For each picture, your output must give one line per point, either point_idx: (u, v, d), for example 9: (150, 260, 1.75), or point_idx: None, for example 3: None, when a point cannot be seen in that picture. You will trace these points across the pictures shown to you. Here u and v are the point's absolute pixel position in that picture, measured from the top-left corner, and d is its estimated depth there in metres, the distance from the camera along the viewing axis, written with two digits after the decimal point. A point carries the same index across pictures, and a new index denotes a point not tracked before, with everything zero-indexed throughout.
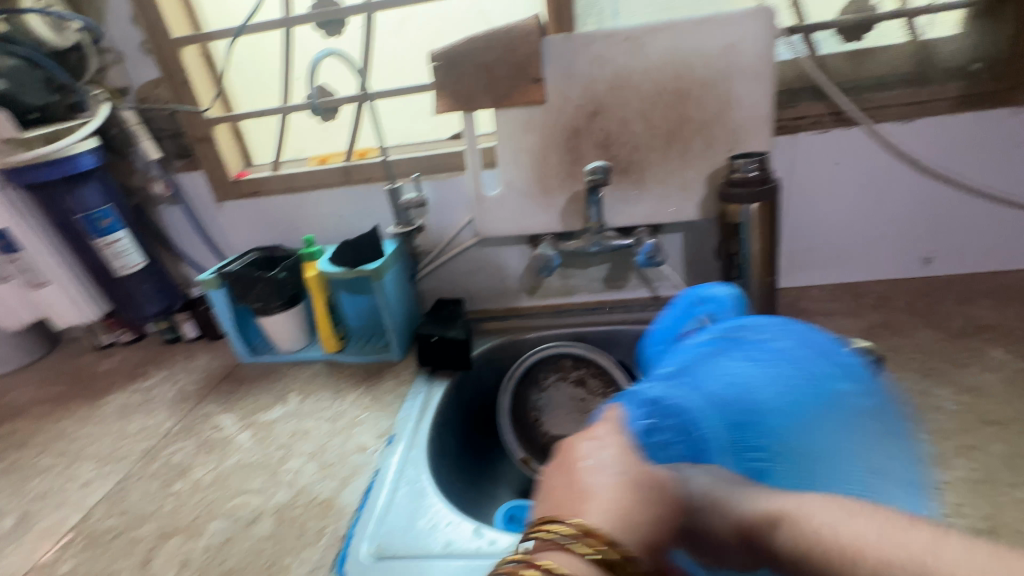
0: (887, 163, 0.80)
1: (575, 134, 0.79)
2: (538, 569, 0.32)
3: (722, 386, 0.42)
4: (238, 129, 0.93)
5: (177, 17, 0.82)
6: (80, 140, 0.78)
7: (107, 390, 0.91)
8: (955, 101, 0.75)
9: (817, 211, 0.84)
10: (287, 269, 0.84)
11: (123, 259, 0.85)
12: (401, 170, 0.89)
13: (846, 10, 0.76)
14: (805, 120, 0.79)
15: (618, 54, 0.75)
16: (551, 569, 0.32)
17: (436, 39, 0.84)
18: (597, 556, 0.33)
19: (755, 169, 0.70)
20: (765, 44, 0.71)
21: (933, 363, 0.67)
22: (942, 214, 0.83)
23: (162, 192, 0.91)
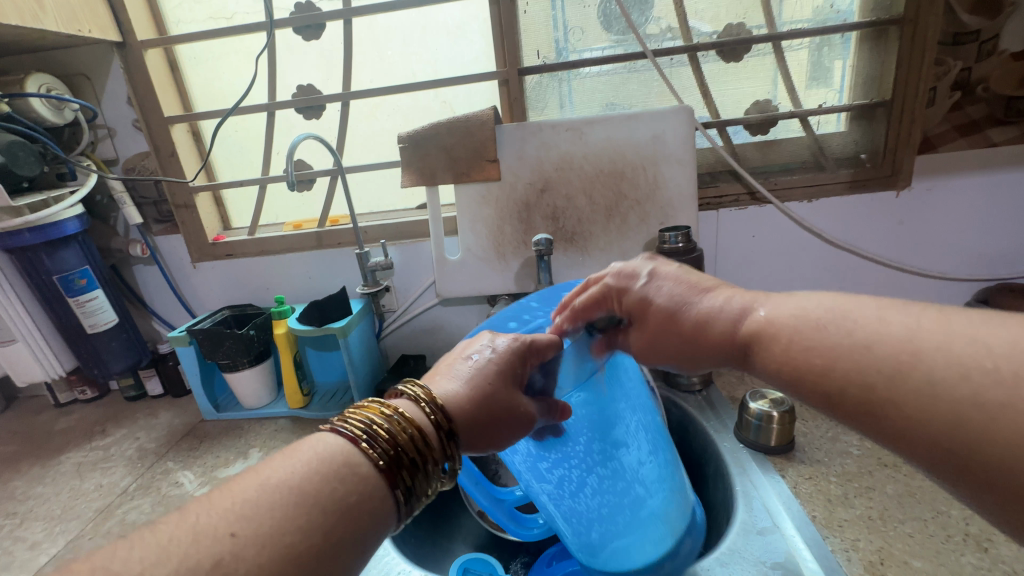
0: (798, 235, 0.92)
1: (526, 207, 0.89)
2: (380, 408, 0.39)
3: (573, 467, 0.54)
4: (219, 197, 1.00)
5: (170, 100, 0.92)
6: (66, 207, 0.83)
7: (62, 449, 0.90)
8: (847, 185, 0.89)
9: (743, 275, 0.95)
10: (257, 327, 0.88)
11: (94, 317, 0.88)
12: (370, 237, 0.97)
13: (751, 109, 0.90)
14: (727, 198, 0.92)
15: (562, 142, 0.86)
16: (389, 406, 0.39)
17: (404, 124, 0.95)
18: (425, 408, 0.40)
19: (681, 240, 0.80)
20: (685, 136, 0.84)
21: None
22: (848, 279, 0.94)
23: (139, 254, 0.96)
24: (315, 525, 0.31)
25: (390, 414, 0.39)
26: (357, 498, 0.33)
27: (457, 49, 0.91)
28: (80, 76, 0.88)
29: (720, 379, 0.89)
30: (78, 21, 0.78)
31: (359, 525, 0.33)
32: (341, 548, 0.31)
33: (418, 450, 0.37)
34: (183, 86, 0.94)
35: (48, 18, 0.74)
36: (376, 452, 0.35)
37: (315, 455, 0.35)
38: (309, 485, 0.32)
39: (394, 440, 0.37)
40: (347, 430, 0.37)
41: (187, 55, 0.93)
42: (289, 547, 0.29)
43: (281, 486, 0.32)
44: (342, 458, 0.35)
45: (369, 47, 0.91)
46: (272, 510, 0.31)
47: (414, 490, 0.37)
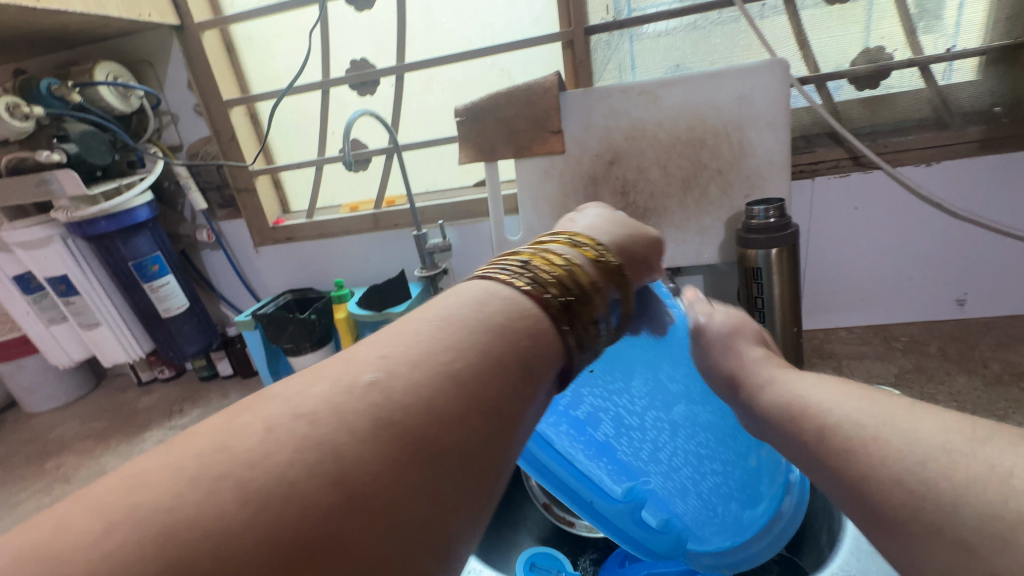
0: (911, 205, 0.79)
1: (594, 182, 0.82)
2: (546, 255, 0.35)
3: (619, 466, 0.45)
4: (278, 180, 1.00)
5: (228, 82, 0.91)
6: (137, 194, 0.85)
7: (145, 426, 0.95)
8: (978, 144, 0.76)
9: (839, 252, 0.85)
10: (318, 311, 0.88)
11: (168, 302, 0.91)
12: (427, 218, 0.93)
13: (860, 59, 0.78)
14: (825, 164, 0.81)
15: (634, 107, 0.78)
16: (556, 254, 0.35)
17: (460, 97, 0.90)
18: (588, 251, 0.37)
19: (773, 215, 0.70)
20: (778, 94, 0.73)
21: (968, 414, 0.64)
22: (971, 256, 0.81)
23: (205, 240, 0.98)
24: (498, 374, 0.27)
25: (557, 259, 0.35)
26: (531, 339, 0.29)
27: (515, 11, 0.84)
28: (143, 62, 0.89)
29: (814, 371, 0.79)
30: (138, 5, 0.78)
31: (538, 377, 0.29)
32: (525, 400, 0.28)
33: (589, 291, 0.34)
34: (240, 68, 0.93)
35: (110, 3, 0.74)
36: (551, 295, 0.32)
37: (471, 302, 0.30)
38: (474, 332, 0.28)
39: (564, 281, 0.33)
40: (513, 282, 0.32)
41: (242, 36, 0.92)
42: (473, 393, 0.25)
43: (444, 331, 0.28)
44: (510, 304, 0.31)
45: (422, 15, 0.86)
46: (446, 357, 0.26)
47: (590, 334, 0.33)
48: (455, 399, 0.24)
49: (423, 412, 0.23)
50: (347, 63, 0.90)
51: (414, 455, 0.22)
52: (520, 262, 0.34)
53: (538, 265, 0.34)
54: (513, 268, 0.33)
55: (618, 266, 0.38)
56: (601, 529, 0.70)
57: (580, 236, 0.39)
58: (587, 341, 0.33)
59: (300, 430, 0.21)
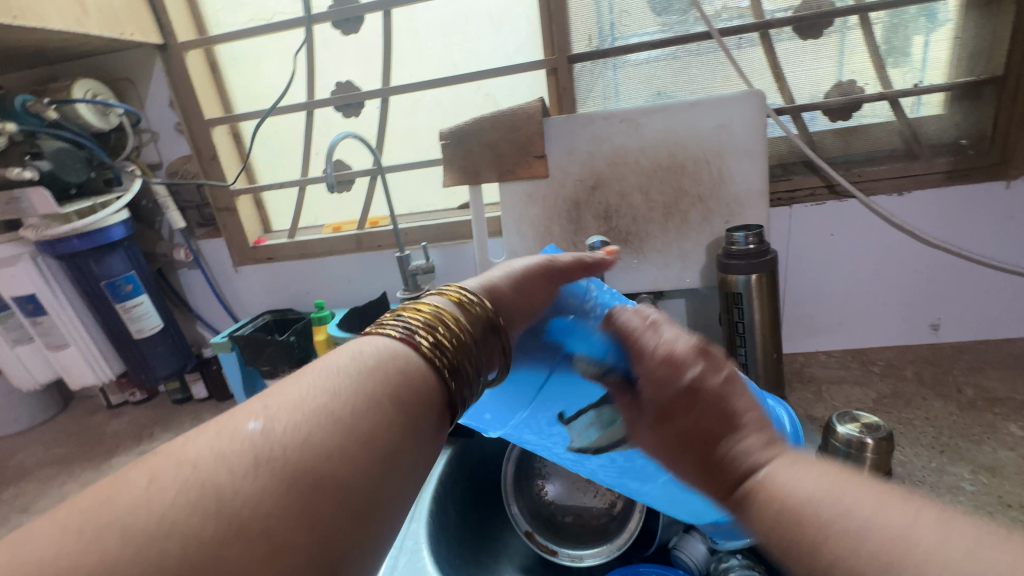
0: (885, 233, 0.82)
1: (576, 206, 0.83)
2: (425, 307, 0.36)
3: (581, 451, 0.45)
4: (260, 200, 0.99)
5: (211, 101, 0.91)
6: (113, 212, 0.83)
7: (112, 452, 0.91)
8: (945, 175, 0.78)
9: (817, 277, 0.86)
10: (297, 333, 0.86)
11: (141, 323, 0.88)
12: (411, 239, 0.93)
13: (833, 92, 0.80)
14: (801, 192, 0.82)
15: (616, 133, 0.79)
16: (434, 308, 0.36)
17: (445, 121, 0.91)
18: (467, 304, 0.38)
19: (752, 241, 0.71)
20: (755, 123, 0.75)
21: (944, 440, 0.65)
22: (943, 282, 0.83)
23: (183, 259, 0.96)
24: (374, 412, 0.28)
25: (426, 305, 0.36)
26: (410, 383, 0.31)
27: (501, 38, 0.85)
28: (124, 80, 0.88)
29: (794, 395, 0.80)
30: (121, 24, 0.77)
31: (419, 411, 0.30)
32: (408, 432, 0.29)
33: (463, 335, 0.36)
34: (224, 88, 0.93)
35: (92, 22, 0.74)
36: (422, 340, 0.33)
37: (353, 350, 0.32)
38: (359, 375, 0.30)
39: (438, 327, 0.35)
40: (385, 328, 0.34)
41: (227, 56, 0.91)
42: (350, 430, 0.26)
43: (330, 380, 0.29)
44: (386, 354, 0.32)
45: (410, 39, 0.87)
46: (320, 400, 0.27)
47: (467, 374, 0.34)
48: (339, 430, 0.26)
49: (302, 447, 0.25)
50: (332, 85, 0.90)
51: (293, 480, 0.24)
52: (402, 318, 0.35)
53: (416, 319, 0.35)
54: (393, 324, 0.34)
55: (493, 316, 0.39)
56: (584, 558, 0.66)
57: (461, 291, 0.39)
58: (463, 375, 0.34)
59: (199, 498, 0.22)
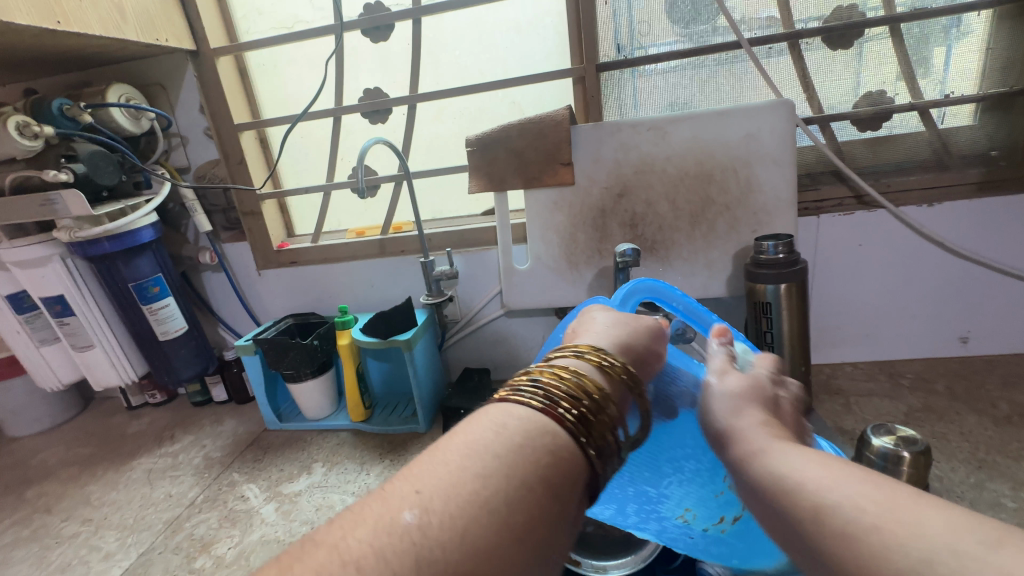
0: (914, 244, 0.81)
1: (602, 214, 0.83)
2: (560, 370, 0.35)
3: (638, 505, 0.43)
4: (284, 204, 1.00)
5: (240, 106, 0.92)
6: (142, 215, 0.84)
7: (134, 453, 0.91)
8: (975, 186, 0.78)
9: (844, 287, 0.85)
10: (321, 336, 0.86)
11: (166, 324, 0.89)
12: (434, 245, 0.93)
13: (861, 102, 0.80)
14: (828, 202, 0.82)
15: (643, 142, 0.79)
16: (572, 371, 0.35)
17: (470, 128, 0.91)
18: (602, 362, 0.37)
19: (781, 251, 0.71)
20: (785, 133, 0.75)
21: (981, 455, 0.64)
22: (973, 295, 0.82)
23: (208, 262, 0.96)
24: (524, 497, 0.27)
25: (562, 369, 0.35)
26: (560, 465, 0.29)
27: (528, 46, 0.86)
28: (156, 85, 0.89)
29: (822, 407, 0.79)
30: (156, 30, 0.79)
31: (565, 495, 0.29)
32: (554, 519, 0.28)
33: (603, 403, 0.34)
34: (253, 93, 0.94)
35: (130, 27, 0.75)
36: (563, 411, 0.32)
37: (495, 425, 0.30)
38: (507, 456, 0.28)
39: (577, 396, 0.33)
40: (522, 397, 0.33)
41: (256, 62, 0.93)
42: (503, 522, 0.25)
43: (475, 457, 0.28)
44: (527, 424, 0.30)
45: (437, 48, 0.88)
46: (471, 487, 0.26)
47: (609, 448, 0.32)
48: (492, 520, 0.25)
49: (461, 549, 0.24)
50: (360, 92, 0.91)
51: None
52: (539, 381, 0.34)
53: (556, 383, 0.34)
54: (529, 389, 0.33)
55: (629, 372, 0.37)
56: (610, 569, 0.64)
57: (591, 348, 0.38)
58: (606, 449, 0.32)
59: None
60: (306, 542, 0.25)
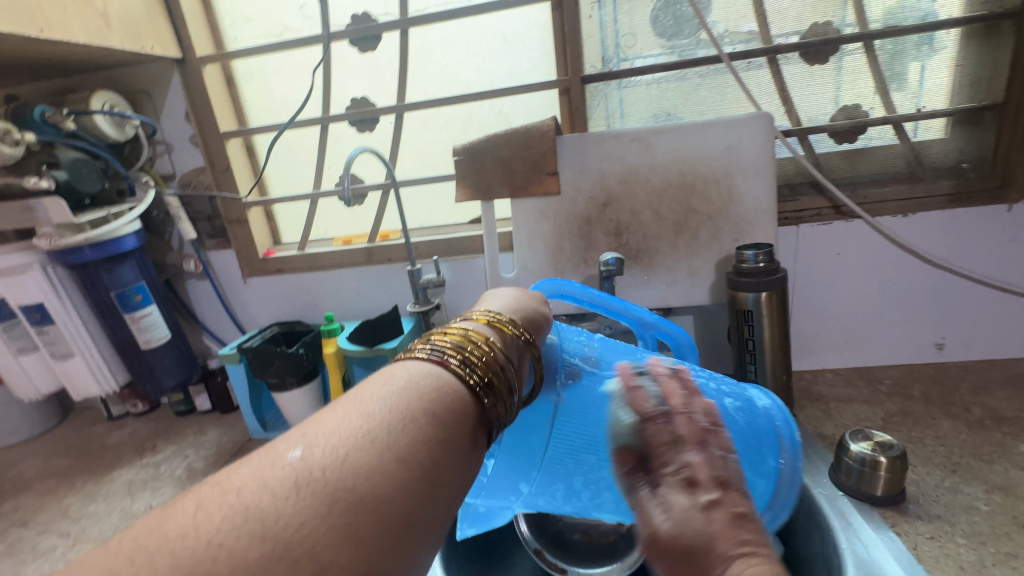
0: (890, 253, 0.83)
1: (588, 223, 0.84)
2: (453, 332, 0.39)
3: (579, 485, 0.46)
4: (270, 212, 0.99)
5: (226, 114, 0.92)
6: (126, 223, 0.83)
7: (114, 465, 0.90)
8: (947, 199, 0.80)
9: (824, 295, 0.87)
10: (306, 345, 0.86)
11: (149, 333, 0.88)
12: (422, 253, 0.94)
13: (838, 115, 0.82)
14: (807, 213, 0.84)
15: (627, 152, 0.81)
16: (465, 330, 0.39)
17: (458, 137, 0.92)
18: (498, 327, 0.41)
19: (762, 259, 0.72)
20: (765, 145, 0.77)
21: (954, 459, 0.66)
22: (948, 303, 0.84)
23: (192, 269, 0.96)
24: (408, 427, 0.29)
25: (458, 330, 0.39)
26: (445, 399, 0.32)
27: (514, 58, 0.87)
28: (141, 92, 0.89)
29: (803, 413, 0.80)
30: (142, 39, 0.79)
31: (455, 425, 0.31)
32: (442, 445, 0.30)
33: (496, 358, 0.37)
34: (239, 101, 0.94)
35: (115, 35, 0.75)
36: (454, 361, 0.35)
37: (385, 378, 0.33)
38: (395, 399, 0.31)
39: (470, 351, 0.37)
40: (419, 354, 0.36)
41: (243, 71, 0.93)
42: (386, 446, 0.27)
43: (365, 403, 0.30)
44: (419, 375, 0.33)
45: (425, 58, 0.89)
46: (352, 422, 0.28)
47: (500, 390, 0.36)
48: (374, 448, 0.27)
49: (341, 468, 0.26)
50: (347, 100, 0.92)
51: (335, 500, 0.24)
52: (433, 340, 0.37)
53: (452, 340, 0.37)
54: (426, 346, 0.37)
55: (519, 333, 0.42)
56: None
57: (484, 315, 0.43)
58: (498, 391, 0.35)
59: (240, 525, 0.23)
60: (195, 489, 0.25)
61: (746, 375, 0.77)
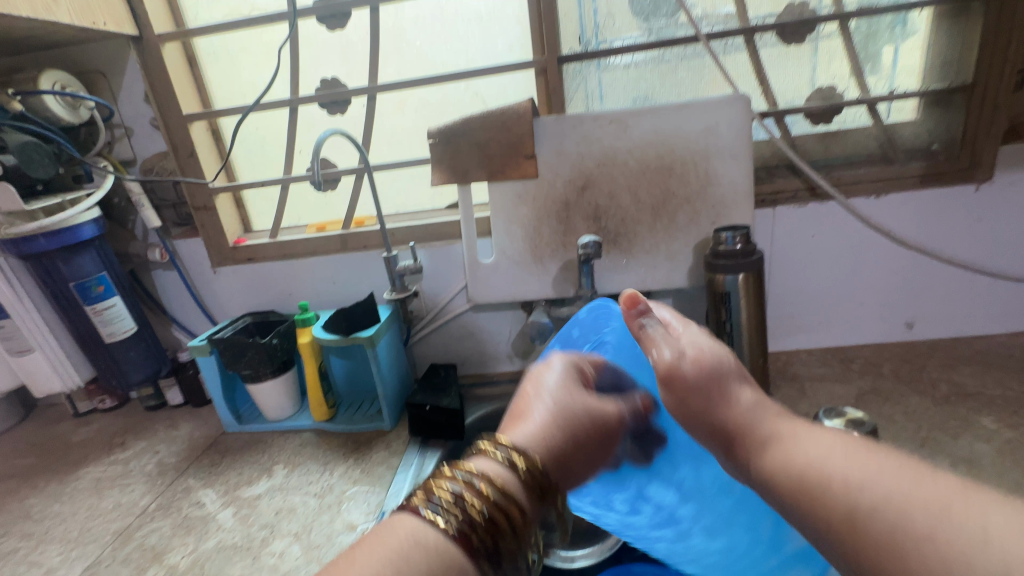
0: (863, 234, 0.84)
1: (566, 207, 0.83)
2: (476, 489, 0.35)
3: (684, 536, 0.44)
4: (239, 198, 0.96)
5: (188, 96, 0.87)
6: (83, 210, 0.79)
7: (81, 462, 0.86)
8: (919, 179, 0.81)
9: (799, 276, 0.88)
10: (280, 336, 0.83)
11: (113, 326, 0.84)
12: (398, 239, 0.92)
13: (813, 97, 0.83)
14: (784, 195, 0.85)
15: (605, 135, 0.80)
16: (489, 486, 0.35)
17: (433, 120, 0.90)
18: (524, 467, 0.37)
19: (739, 241, 0.73)
20: (742, 127, 0.77)
21: (922, 434, 0.67)
22: (917, 282, 0.86)
23: (158, 259, 0.92)
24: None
25: (491, 485, 0.35)
26: (459, 574, 0.31)
27: (490, 37, 0.85)
28: (96, 72, 0.84)
29: (779, 393, 0.81)
30: (93, 14, 0.74)
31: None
32: None
33: (519, 527, 0.35)
34: (203, 82, 0.90)
35: (62, 9, 0.70)
36: (477, 541, 0.32)
37: (409, 533, 0.32)
38: (424, 556, 0.31)
39: (498, 521, 0.34)
40: (433, 517, 0.33)
41: (206, 50, 0.88)
42: None
43: (396, 554, 0.30)
44: (433, 557, 0.31)
45: (396, 37, 0.86)
46: (387, 575, 0.29)
47: (505, 560, 0.33)
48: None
49: None
50: (317, 81, 0.88)
51: None
52: (452, 495, 0.34)
53: (472, 499, 0.34)
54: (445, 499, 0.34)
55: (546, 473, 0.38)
56: (576, 559, 0.65)
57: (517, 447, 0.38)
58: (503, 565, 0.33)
59: None
60: None
61: None
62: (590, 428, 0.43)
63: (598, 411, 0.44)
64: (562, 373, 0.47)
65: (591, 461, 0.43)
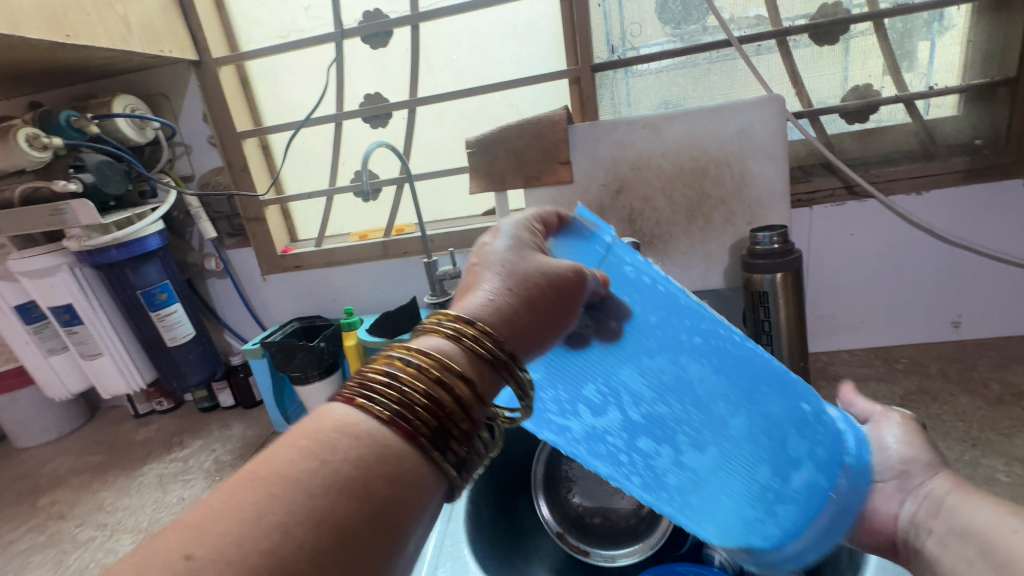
0: (904, 232, 0.83)
1: (601, 211, 0.85)
2: (420, 371, 0.32)
3: (624, 447, 0.44)
4: (287, 210, 1.01)
5: (242, 115, 0.94)
6: (149, 223, 0.86)
7: (144, 460, 0.92)
8: (962, 175, 0.80)
9: (839, 275, 0.87)
10: (327, 339, 0.87)
11: (174, 330, 0.90)
12: (437, 245, 0.95)
13: (849, 96, 0.83)
14: (821, 194, 0.84)
15: (639, 139, 0.81)
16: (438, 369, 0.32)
17: (470, 130, 0.93)
18: (474, 342, 0.34)
19: (776, 241, 0.73)
20: (776, 128, 0.77)
21: (973, 434, 0.66)
22: (963, 280, 0.84)
23: (213, 268, 0.98)
24: (380, 465, 0.27)
25: (428, 367, 0.32)
26: (402, 464, 0.28)
27: (524, 49, 0.88)
28: (160, 95, 0.91)
29: (821, 393, 0.81)
30: (161, 42, 0.81)
31: (415, 473, 0.28)
32: (409, 495, 0.28)
33: (470, 404, 0.32)
34: (254, 102, 0.96)
35: (135, 39, 0.77)
36: (416, 427, 0.29)
37: (338, 428, 0.28)
38: (354, 450, 0.27)
39: (441, 405, 0.31)
40: (369, 406, 0.29)
41: (257, 71, 0.94)
42: (358, 489, 0.26)
43: (310, 452, 0.26)
44: (365, 445, 0.28)
45: (435, 53, 0.90)
46: (312, 468, 0.26)
47: (460, 445, 0.31)
48: (343, 505, 0.25)
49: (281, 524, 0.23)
50: (361, 96, 0.93)
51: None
52: (390, 380, 0.31)
53: (419, 383, 0.31)
54: (380, 385, 0.31)
55: (505, 346, 0.35)
56: (618, 558, 0.64)
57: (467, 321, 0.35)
58: (456, 452, 0.31)
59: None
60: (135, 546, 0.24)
61: (762, 357, 0.78)
62: (550, 289, 0.40)
63: (555, 270, 0.40)
64: (501, 239, 0.43)
65: (559, 317, 0.39)
